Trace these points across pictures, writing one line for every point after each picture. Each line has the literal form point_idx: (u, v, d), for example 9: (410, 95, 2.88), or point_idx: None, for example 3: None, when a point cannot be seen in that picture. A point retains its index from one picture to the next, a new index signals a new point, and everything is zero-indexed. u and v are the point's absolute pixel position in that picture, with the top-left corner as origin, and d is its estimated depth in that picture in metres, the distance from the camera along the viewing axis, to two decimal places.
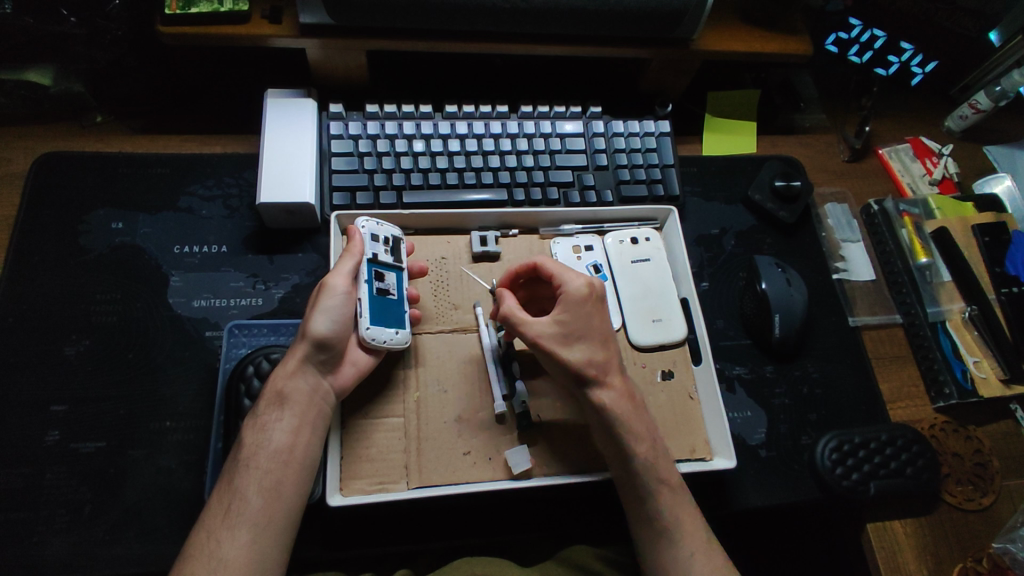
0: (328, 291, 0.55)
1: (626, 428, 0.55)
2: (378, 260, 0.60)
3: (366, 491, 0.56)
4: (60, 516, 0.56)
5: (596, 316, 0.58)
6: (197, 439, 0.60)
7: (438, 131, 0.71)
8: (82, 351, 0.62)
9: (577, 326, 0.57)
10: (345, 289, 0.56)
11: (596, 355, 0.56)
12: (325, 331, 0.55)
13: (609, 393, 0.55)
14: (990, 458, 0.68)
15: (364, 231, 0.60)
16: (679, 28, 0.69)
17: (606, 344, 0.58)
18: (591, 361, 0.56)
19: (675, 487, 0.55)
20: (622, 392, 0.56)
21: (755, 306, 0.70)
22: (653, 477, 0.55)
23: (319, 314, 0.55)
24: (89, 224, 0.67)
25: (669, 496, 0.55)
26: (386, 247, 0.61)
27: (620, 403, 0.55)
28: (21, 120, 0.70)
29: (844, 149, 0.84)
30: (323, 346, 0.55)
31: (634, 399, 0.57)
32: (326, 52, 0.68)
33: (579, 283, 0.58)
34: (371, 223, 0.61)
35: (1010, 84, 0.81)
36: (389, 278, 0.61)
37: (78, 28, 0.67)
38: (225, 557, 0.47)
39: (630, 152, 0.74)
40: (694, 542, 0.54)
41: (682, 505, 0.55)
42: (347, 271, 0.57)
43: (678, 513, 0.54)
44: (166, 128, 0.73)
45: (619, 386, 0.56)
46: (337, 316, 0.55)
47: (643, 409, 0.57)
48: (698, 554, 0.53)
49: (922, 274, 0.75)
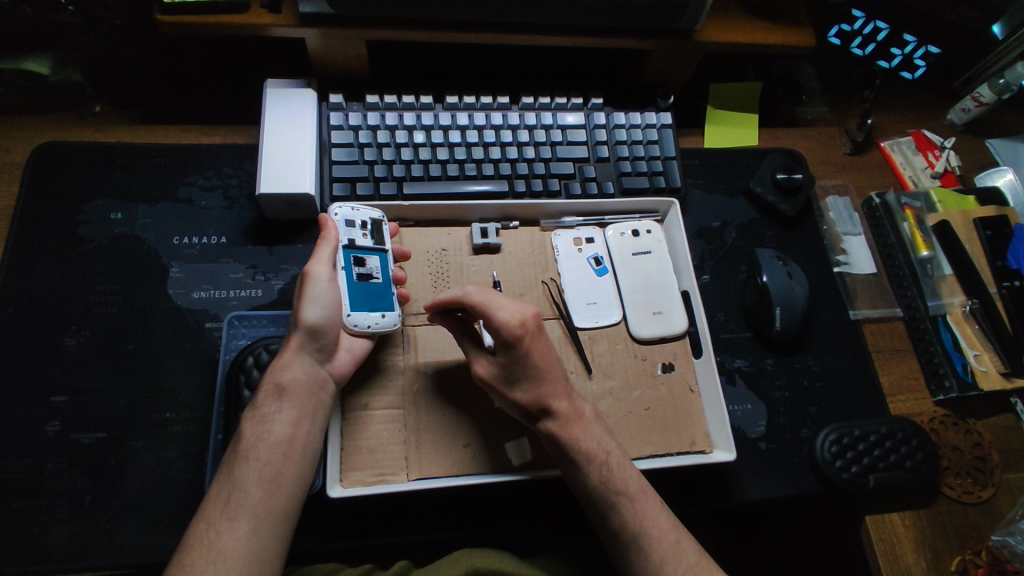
0: (312, 279, 0.56)
1: (574, 451, 0.54)
2: (356, 245, 0.60)
3: (366, 482, 0.56)
4: (60, 506, 0.56)
5: (535, 352, 0.54)
6: (196, 431, 0.60)
7: (439, 122, 0.70)
8: (81, 342, 0.62)
9: (515, 369, 0.54)
10: (326, 275, 0.56)
11: (538, 389, 0.54)
12: (315, 319, 0.55)
13: (553, 421, 0.54)
14: (990, 451, 0.68)
15: (338, 217, 0.60)
16: (682, 18, 0.69)
17: (547, 372, 0.55)
18: (535, 400, 0.54)
19: (634, 495, 0.54)
20: (567, 417, 0.55)
21: (756, 298, 0.70)
22: (610, 489, 0.53)
23: (307, 302, 0.55)
24: (88, 215, 0.67)
25: (629, 506, 0.53)
26: (364, 231, 0.61)
27: (565, 429, 0.54)
28: (21, 109, 0.70)
29: (846, 142, 0.84)
30: (315, 334, 0.55)
31: (583, 416, 0.56)
32: (326, 42, 0.67)
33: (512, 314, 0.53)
34: (345, 209, 0.60)
35: (1014, 76, 0.80)
36: (371, 262, 0.60)
37: (76, 17, 0.66)
38: (225, 548, 0.47)
39: (631, 144, 0.73)
40: (661, 543, 0.53)
41: (644, 510, 0.53)
42: (326, 257, 0.57)
43: (640, 520, 0.53)
44: (166, 118, 0.72)
45: (564, 411, 0.55)
46: (327, 303, 0.56)
47: (595, 422, 0.56)
48: (667, 557, 0.52)
49: (924, 267, 0.75)
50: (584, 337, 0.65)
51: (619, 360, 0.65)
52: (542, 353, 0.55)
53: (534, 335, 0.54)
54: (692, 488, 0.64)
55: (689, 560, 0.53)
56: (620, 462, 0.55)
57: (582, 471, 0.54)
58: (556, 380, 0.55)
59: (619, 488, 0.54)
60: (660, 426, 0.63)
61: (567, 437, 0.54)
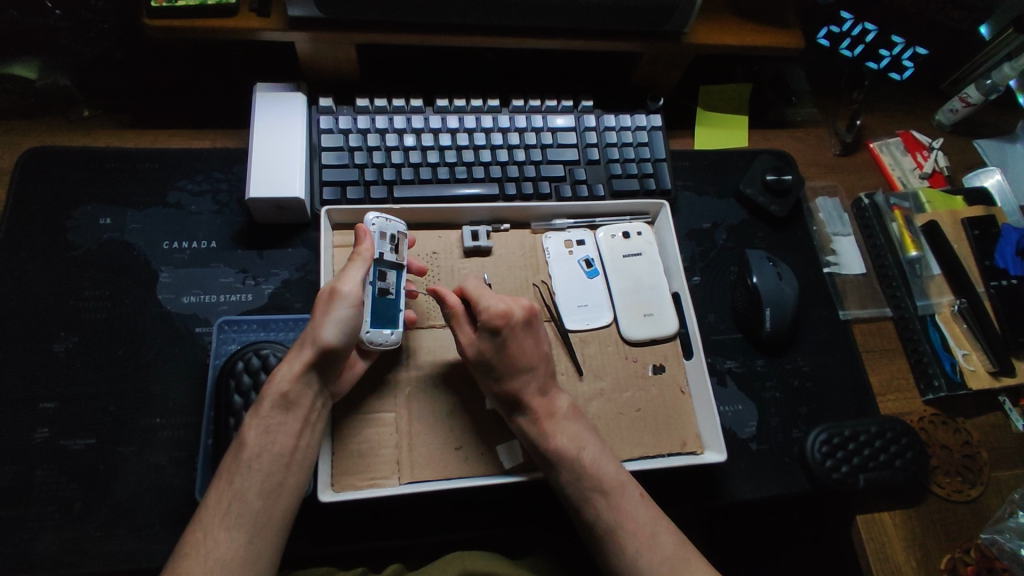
0: (340, 299, 0.54)
1: (544, 447, 0.55)
2: (383, 260, 0.59)
3: (357, 486, 0.56)
4: (49, 513, 0.56)
5: (513, 347, 0.57)
6: (187, 436, 0.60)
7: (429, 125, 0.70)
8: (70, 348, 0.62)
9: (490, 358, 0.56)
10: (354, 298, 0.55)
11: (513, 383, 0.57)
12: (334, 341, 0.53)
13: (525, 418, 0.57)
14: (978, 449, 0.69)
15: (373, 229, 0.60)
16: (671, 21, 0.69)
17: (525, 368, 0.58)
18: (509, 392, 0.57)
19: (610, 490, 0.54)
20: (541, 413, 0.57)
21: (746, 299, 0.71)
22: (583, 486, 0.54)
23: (330, 322, 0.54)
24: (77, 220, 0.66)
25: (603, 501, 0.54)
26: (392, 246, 0.60)
27: (535, 426, 0.56)
28: (8, 114, 0.70)
29: (835, 142, 0.85)
30: (331, 356, 0.54)
31: (554, 413, 0.57)
32: (316, 45, 0.67)
33: (493, 306, 0.57)
34: (380, 221, 0.60)
35: (1000, 77, 0.80)
36: (391, 277, 0.59)
37: (64, 21, 0.68)
38: (222, 558, 0.47)
39: (622, 146, 0.74)
40: (636, 536, 0.52)
41: (620, 505, 0.53)
42: (357, 278, 0.56)
43: (616, 513, 0.53)
44: (155, 122, 0.72)
45: (538, 407, 0.57)
46: (348, 326, 0.54)
47: (570, 420, 0.57)
48: (643, 551, 0.52)
49: (912, 267, 0.76)
50: (575, 339, 0.66)
51: (610, 361, 0.65)
52: (524, 350, 0.58)
53: (516, 331, 0.58)
54: (683, 489, 0.64)
55: (665, 552, 0.52)
56: (595, 458, 0.55)
57: (568, 469, 0.54)
58: (535, 378, 0.58)
59: (600, 485, 0.54)
60: (651, 427, 0.63)
61: (538, 434, 0.56)
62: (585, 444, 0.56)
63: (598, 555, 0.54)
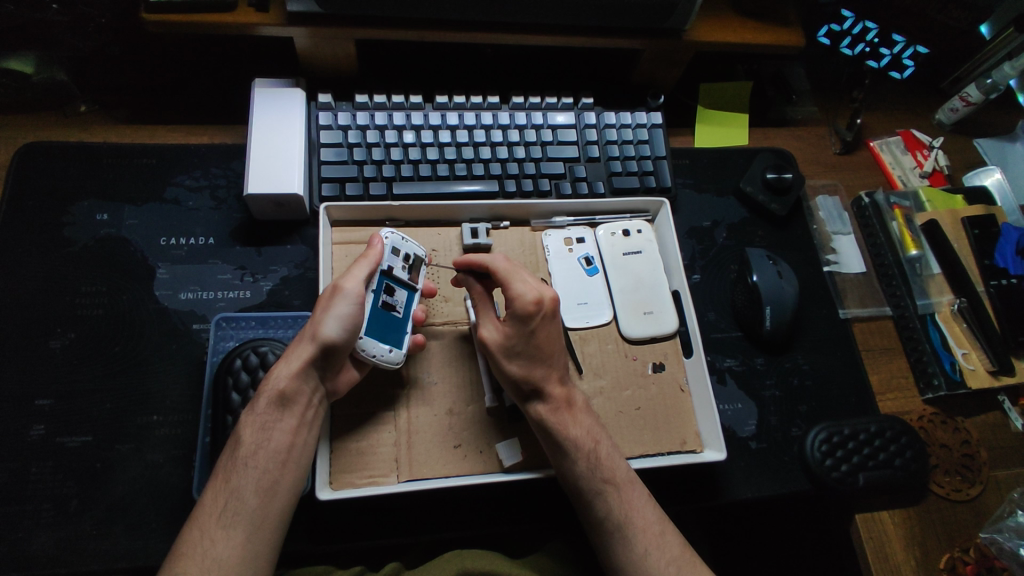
0: (342, 295, 0.54)
1: (561, 437, 0.54)
2: (392, 274, 0.59)
3: (356, 484, 0.56)
4: (45, 510, 0.55)
5: (542, 332, 0.55)
6: (184, 433, 0.60)
7: (428, 122, 0.70)
8: (67, 345, 0.61)
9: (518, 343, 0.55)
10: (356, 295, 0.54)
11: (533, 369, 0.55)
12: (334, 336, 0.53)
13: (545, 406, 0.55)
14: (978, 449, 0.69)
15: (387, 242, 0.59)
16: (672, 17, 0.69)
17: (547, 358, 0.56)
18: (528, 375, 0.55)
19: (620, 484, 0.54)
20: (560, 404, 0.56)
21: (746, 297, 0.70)
22: (596, 478, 0.54)
23: (330, 317, 0.53)
24: (73, 216, 0.66)
25: (615, 495, 0.53)
26: (404, 262, 0.60)
27: (555, 415, 0.55)
28: (4, 108, 0.69)
29: (835, 141, 0.84)
30: (330, 352, 0.53)
31: (573, 406, 0.56)
32: (315, 41, 0.67)
33: (525, 293, 0.54)
34: (396, 236, 0.60)
35: (1000, 76, 0.80)
36: (399, 294, 0.59)
37: (61, 15, 0.66)
38: (220, 557, 0.46)
39: (623, 144, 0.73)
40: (645, 534, 0.53)
41: (630, 501, 0.54)
42: (361, 277, 0.55)
43: (626, 509, 0.53)
44: (152, 118, 0.71)
45: (557, 396, 0.56)
46: (348, 321, 0.53)
47: (586, 414, 0.57)
48: (651, 549, 0.52)
49: (912, 265, 0.75)
50: (574, 336, 0.65)
51: (610, 360, 0.65)
52: (549, 337, 0.56)
53: (546, 318, 0.55)
54: (683, 487, 0.64)
55: (673, 553, 0.53)
56: (608, 452, 0.55)
57: (580, 458, 0.54)
58: (556, 367, 0.56)
59: (613, 479, 0.54)
60: (651, 426, 0.63)
61: (556, 423, 0.55)
62: (600, 438, 0.56)
63: (600, 549, 0.53)
